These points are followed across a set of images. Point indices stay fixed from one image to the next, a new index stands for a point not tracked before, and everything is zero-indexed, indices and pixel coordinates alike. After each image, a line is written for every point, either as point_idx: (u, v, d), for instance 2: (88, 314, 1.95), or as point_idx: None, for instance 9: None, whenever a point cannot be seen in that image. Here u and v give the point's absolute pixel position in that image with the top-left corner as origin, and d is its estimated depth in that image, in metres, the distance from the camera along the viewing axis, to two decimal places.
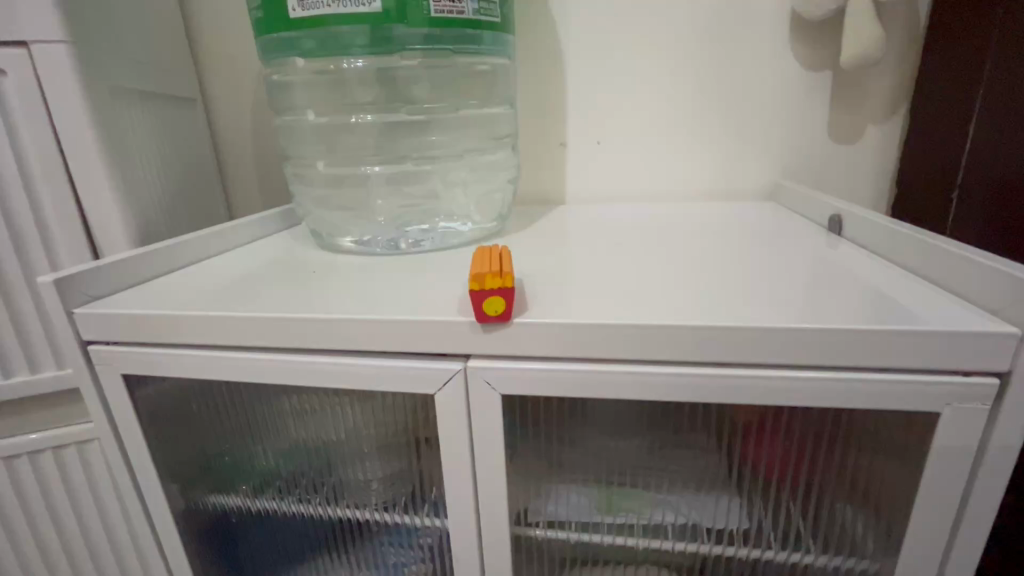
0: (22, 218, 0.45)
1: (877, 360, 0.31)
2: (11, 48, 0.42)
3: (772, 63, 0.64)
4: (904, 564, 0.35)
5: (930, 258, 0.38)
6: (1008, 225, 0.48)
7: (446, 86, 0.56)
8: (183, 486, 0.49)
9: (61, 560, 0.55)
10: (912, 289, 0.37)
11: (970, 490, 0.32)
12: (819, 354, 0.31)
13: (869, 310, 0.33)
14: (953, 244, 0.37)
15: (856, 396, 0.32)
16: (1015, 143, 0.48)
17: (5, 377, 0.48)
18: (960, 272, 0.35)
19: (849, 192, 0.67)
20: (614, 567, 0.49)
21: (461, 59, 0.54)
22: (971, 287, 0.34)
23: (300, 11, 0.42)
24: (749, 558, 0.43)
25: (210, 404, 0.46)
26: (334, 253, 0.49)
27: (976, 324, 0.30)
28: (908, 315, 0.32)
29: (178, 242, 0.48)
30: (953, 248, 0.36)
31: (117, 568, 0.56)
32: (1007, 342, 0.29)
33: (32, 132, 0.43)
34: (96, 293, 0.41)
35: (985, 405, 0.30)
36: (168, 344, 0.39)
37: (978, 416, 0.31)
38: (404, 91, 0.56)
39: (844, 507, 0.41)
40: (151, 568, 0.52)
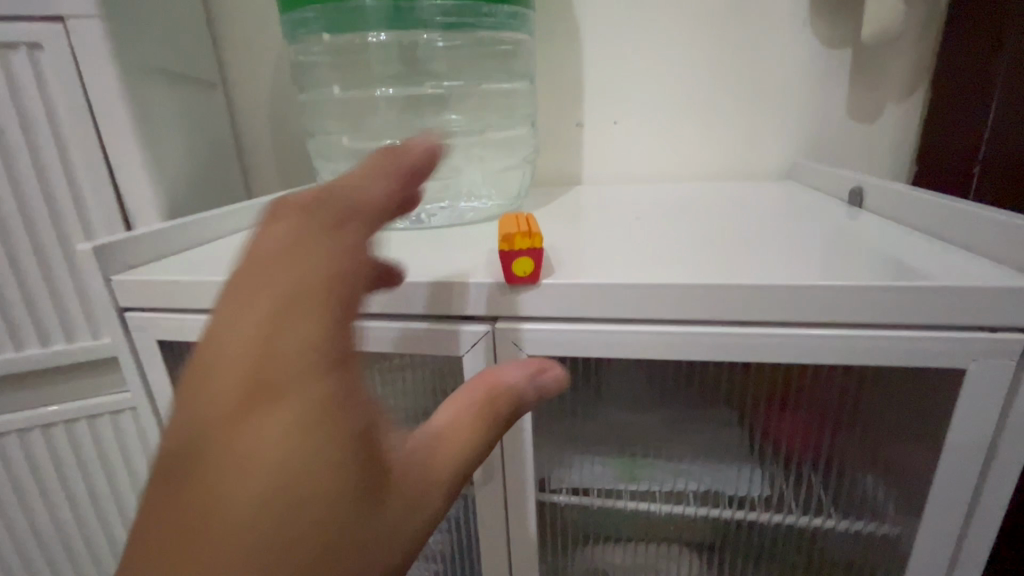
0: (59, 191, 0.47)
1: (902, 317, 0.31)
2: (44, 22, 0.42)
3: (790, 40, 0.64)
4: (927, 523, 0.35)
5: (954, 223, 0.38)
6: None
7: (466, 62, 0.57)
8: None
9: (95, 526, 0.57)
10: (939, 254, 0.37)
11: (995, 449, 0.32)
12: (846, 313, 0.32)
13: (892, 271, 0.34)
14: (976, 207, 0.38)
15: (882, 355, 0.32)
16: None
17: (45, 346, 0.50)
18: (986, 233, 0.35)
19: (868, 170, 0.67)
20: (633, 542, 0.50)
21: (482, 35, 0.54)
22: (999, 247, 0.34)
23: None
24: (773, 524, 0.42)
25: None
26: None
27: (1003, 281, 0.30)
28: (931, 274, 0.33)
29: (207, 217, 0.50)
30: (976, 211, 0.37)
31: None
32: None
33: (66, 106, 0.44)
34: (130, 263, 0.42)
35: (1012, 362, 0.30)
36: (203, 310, 0.40)
37: (1004, 374, 0.31)
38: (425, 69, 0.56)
39: (865, 476, 0.42)
40: None
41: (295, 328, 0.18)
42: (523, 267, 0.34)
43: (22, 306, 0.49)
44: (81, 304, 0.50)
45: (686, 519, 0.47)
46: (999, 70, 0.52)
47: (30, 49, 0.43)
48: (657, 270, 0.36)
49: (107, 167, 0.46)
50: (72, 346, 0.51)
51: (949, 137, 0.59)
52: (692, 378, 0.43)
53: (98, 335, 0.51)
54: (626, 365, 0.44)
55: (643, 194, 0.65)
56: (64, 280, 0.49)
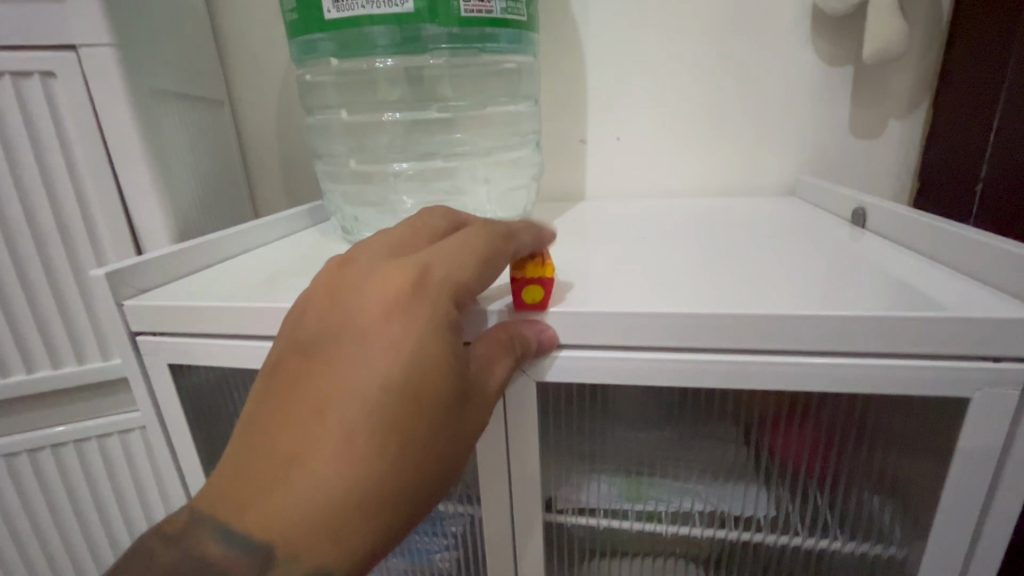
0: (70, 215, 0.47)
1: (907, 345, 0.32)
2: (58, 51, 0.43)
3: (792, 58, 0.64)
4: (933, 547, 0.35)
5: (954, 246, 0.39)
6: None
7: (471, 84, 0.57)
8: None
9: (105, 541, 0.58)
10: (943, 279, 0.37)
11: (1000, 476, 0.33)
12: (850, 341, 0.32)
13: (896, 298, 0.34)
14: (973, 232, 0.38)
15: (886, 382, 0.33)
16: None
17: (54, 366, 0.51)
18: (985, 257, 0.36)
19: (871, 186, 0.68)
20: (640, 558, 0.50)
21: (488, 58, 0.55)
22: (999, 274, 0.35)
23: (334, 13, 0.44)
24: (778, 546, 0.43)
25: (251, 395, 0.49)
26: None
27: (1005, 310, 0.31)
28: (934, 302, 0.33)
29: (215, 239, 0.50)
30: (974, 236, 0.37)
31: None
32: None
33: (78, 131, 0.45)
34: (141, 288, 0.43)
35: (1015, 390, 0.31)
36: (213, 335, 0.41)
37: (1008, 401, 0.31)
38: (431, 91, 0.57)
39: (872, 497, 0.41)
40: None
41: (443, 270, 0.32)
42: (532, 297, 0.35)
43: (32, 328, 0.49)
44: (92, 326, 0.51)
45: (691, 539, 0.47)
46: (999, 91, 0.53)
47: (44, 76, 0.44)
48: (664, 295, 0.37)
49: (118, 191, 0.47)
50: (84, 366, 0.52)
51: (952, 155, 0.59)
52: (699, 398, 0.44)
53: (109, 355, 0.52)
54: (628, 391, 0.44)
55: (647, 211, 0.66)
56: (75, 302, 0.50)
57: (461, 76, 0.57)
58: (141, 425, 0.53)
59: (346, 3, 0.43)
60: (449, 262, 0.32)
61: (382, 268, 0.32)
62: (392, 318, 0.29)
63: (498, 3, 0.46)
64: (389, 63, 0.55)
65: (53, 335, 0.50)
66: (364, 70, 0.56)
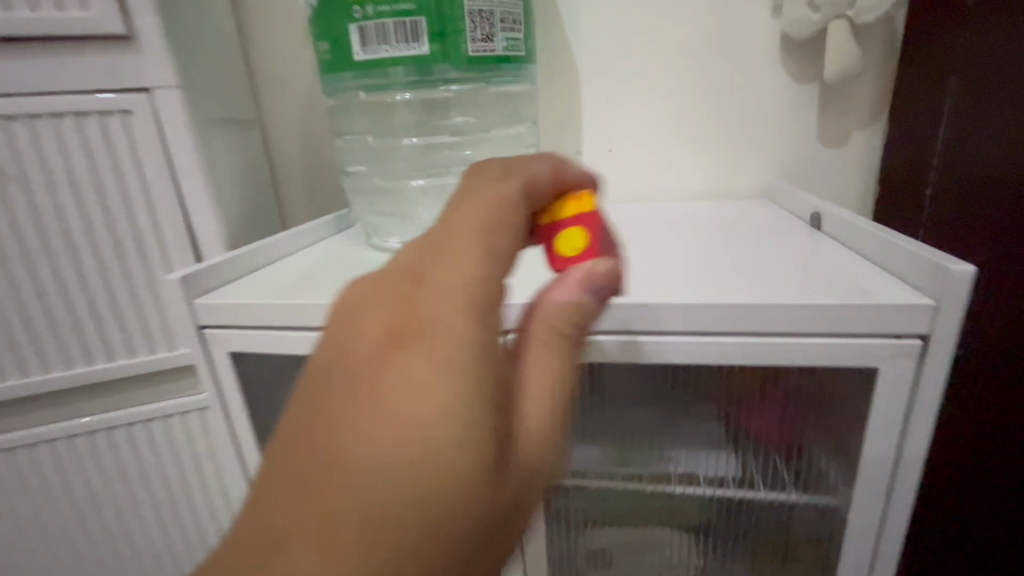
0: (142, 229, 0.56)
1: (837, 328, 0.38)
2: (135, 94, 0.52)
3: (764, 77, 0.72)
4: (858, 497, 0.43)
5: (877, 244, 0.46)
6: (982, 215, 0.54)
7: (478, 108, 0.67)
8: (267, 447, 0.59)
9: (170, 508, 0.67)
10: (868, 273, 0.44)
11: (904, 435, 0.40)
12: (785, 325, 0.39)
13: (822, 288, 0.41)
14: (891, 231, 0.46)
15: (817, 361, 0.40)
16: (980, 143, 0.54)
17: (129, 355, 0.59)
18: (896, 252, 0.42)
19: (840, 190, 0.75)
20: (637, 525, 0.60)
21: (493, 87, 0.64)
22: (905, 266, 0.41)
23: (364, 55, 0.52)
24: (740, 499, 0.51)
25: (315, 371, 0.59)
26: (380, 252, 0.58)
27: (902, 298, 0.37)
28: (852, 292, 0.40)
29: (261, 247, 0.58)
30: (889, 235, 0.44)
31: (213, 517, 0.68)
32: (923, 312, 0.36)
33: (151, 160, 0.54)
34: (202, 291, 0.51)
35: (910, 361, 0.38)
36: (268, 331, 0.49)
37: (905, 374, 0.38)
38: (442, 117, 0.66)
39: (821, 458, 0.49)
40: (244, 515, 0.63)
41: (442, 301, 0.26)
42: (573, 237, 0.32)
43: (109, 324, 0.58)
44: (160, 322, 0.59)
45: (673, 498, 0.56)
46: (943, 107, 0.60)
47: (122, 114, 0.52)
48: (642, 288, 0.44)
49: (180, 208, 0.55)
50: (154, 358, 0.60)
51: (906, 164, 0.66)
52: (680, 379, 0.52)
53: (173, 348, 0.60)
54: (619, 371, 0.52)
55: (636, 215, 0.73)
56: (146, 303, 0.58)
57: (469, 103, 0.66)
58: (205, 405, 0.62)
59: (374, 48, 0.52)
60: (457, 284, 0.26)
61: (382, 305, 0.27)
62: (417, 353, 0.25)
63: (500, 43, 0.54)
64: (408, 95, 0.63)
65: (127, 331, 0.59)
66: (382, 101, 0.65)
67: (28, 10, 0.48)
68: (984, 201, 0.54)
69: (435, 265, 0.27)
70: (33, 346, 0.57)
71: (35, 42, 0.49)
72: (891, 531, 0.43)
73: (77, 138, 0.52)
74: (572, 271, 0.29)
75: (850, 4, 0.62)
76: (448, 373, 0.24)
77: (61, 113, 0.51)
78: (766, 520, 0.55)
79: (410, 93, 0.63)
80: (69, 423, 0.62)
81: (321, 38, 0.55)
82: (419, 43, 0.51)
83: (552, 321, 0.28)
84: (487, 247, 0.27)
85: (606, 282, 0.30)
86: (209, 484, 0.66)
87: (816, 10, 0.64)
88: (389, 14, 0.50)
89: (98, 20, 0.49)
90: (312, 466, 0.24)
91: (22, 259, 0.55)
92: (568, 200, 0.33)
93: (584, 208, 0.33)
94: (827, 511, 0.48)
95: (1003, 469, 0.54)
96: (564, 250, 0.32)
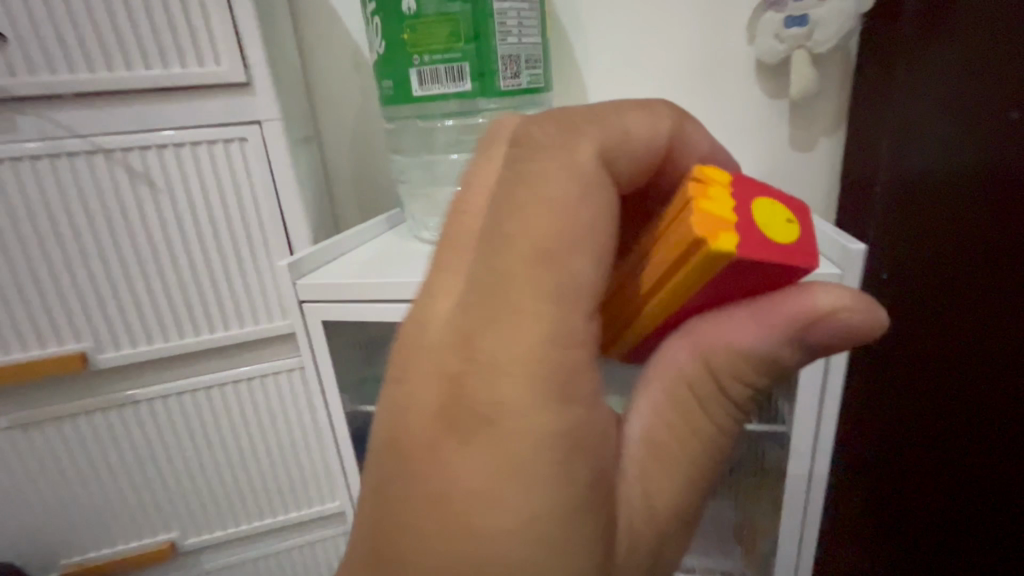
0: (239, 233, 0.69)
1: None
2: (250, 125, 0.65)
3: (745, 94, 0.83)
4: (802, 413, 0.58)
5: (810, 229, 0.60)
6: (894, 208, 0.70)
7: None
8: (345, 400, 0.74)
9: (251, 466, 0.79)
10: None
11: (828, 368, 0.56)
12: None
13: None
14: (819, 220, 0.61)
15: None
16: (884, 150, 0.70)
17: (239, 325, 0.72)
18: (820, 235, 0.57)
19: (812, 188, 0.87)
20: None
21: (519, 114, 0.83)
22: (825, 245, 0.56)
23: (420, 91, 0.67)
24: None
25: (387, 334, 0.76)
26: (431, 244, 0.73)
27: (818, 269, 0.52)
28: None
29: (337, 242, 0.72)
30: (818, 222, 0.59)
31: (288, 471, 0.81)
32: (832, 278, 0.51)
33: (261, 177, 0.67)
34: (300, 273, 0.66)
35: None
36: (351, 301, 0.64)
37: None
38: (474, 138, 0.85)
39: (777, 396, 0.67)
40: (325, 456, 0.79)
41: (507, 354, 0.27)
42: (767, 219, 0.26)
43: (222, 305, 0.71)
44: (262, 296, 0.71)
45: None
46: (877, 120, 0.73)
47: (240, 141, 0.66)
48: None
49: (277, 214, 0.69)
50: (258, 326, 0.72)
51: (851, 166, 0.80)
52: None
53: (274, 318, 0.72)
54: None
55: None
56: (253, 278, 0.70)
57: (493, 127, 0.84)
58: (299, 366, 0.74)
59: (428, 86, 0.67)
60: (523, 364, 0.27)
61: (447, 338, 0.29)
62: (503, 397, 0.27)
63: (525, 79, 0.69)
64: (449, 123, 0.85)
65: (226, 314, 0.71)
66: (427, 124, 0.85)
67: (170, 66, 0.62)
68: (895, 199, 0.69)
69: (499, 288, 0.28)
70: (156, 330, 0.70)
71: (175, 89, 0.62)
72: (825, 438, 0.59)
73: (206, 161, 0.66)
74: (781, 309, 0.28)
75: (807, 37, 0.75)
76: (519, 444, 0.26)
77: (197, 142, 0.64)
78: (739, 446, 0.75)
79: (450, 119, 0.84)
80: (183, 382, 0.73)
81: (383, 78, 0.70)
82: (463, 81, 0.66)
83: (704, 352, 0.29)
84: (559, 287, 0.27)
85: (856, 321, 0.27)
86: (287, 440, 0.79)
87: (782, 41, 0.77)
88: (440, 62, 0.65)
89: (227, 71, 0.63)
90: (412, 488, 0.28)
91: (153, 257, 0.68)
92: (702, 193, 0.27)
93: (722, 189, 0.27)
94: (778, 436, 0.68)
95: (895, 394, 0.73)
96: (775, 235, 0.26)
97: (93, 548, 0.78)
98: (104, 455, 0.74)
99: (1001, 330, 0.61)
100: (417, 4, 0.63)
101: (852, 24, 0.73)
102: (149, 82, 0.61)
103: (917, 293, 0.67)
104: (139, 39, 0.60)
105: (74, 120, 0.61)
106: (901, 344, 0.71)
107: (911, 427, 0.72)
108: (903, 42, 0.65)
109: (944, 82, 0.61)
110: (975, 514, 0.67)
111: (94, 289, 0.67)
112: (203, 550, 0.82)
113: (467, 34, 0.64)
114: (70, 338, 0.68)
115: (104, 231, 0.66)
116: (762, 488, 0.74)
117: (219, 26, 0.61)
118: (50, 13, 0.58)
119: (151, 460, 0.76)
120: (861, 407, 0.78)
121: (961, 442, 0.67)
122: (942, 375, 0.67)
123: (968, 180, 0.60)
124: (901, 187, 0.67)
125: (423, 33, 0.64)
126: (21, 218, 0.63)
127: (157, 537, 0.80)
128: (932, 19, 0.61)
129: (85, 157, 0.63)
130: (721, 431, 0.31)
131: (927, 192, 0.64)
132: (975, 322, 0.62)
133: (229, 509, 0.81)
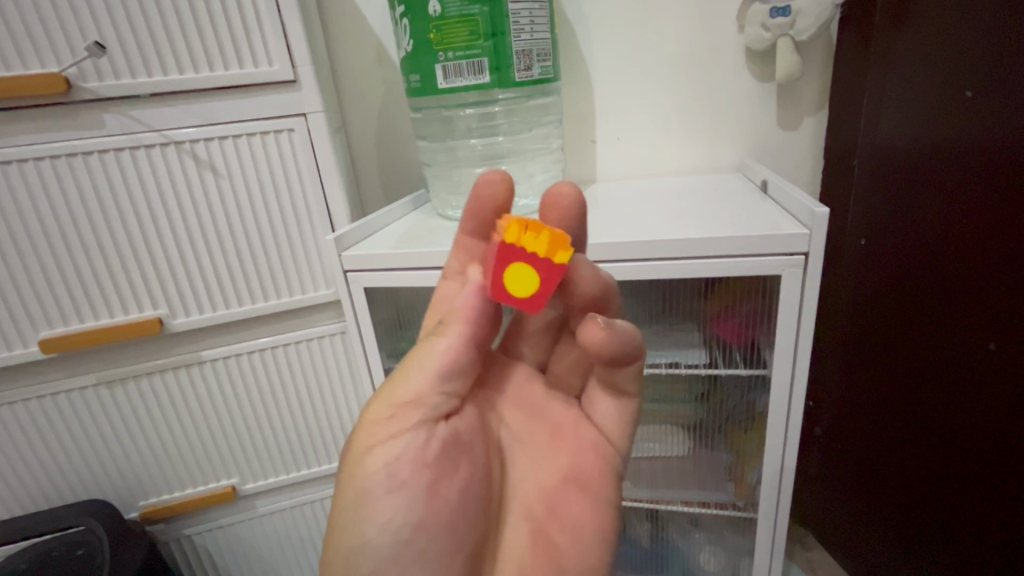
0: (289, 214, 0.79)
1: (757, 249, 0.62)
2: (298, 118, 0.75)
3: (738, 77, 0.90)
4: (781, 354, 0.68)
5: (784, 195, 0.71)
6: (897, 170, 0.77)
7: (521, 118, 0.96)
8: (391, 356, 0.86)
9: (302, 416, 0.92)
10: (780, 211, 0.69)
11: (802, 315, 0.65)
12: (729, 247, 0.63)
13: (751, 223, 0.66)
14: (789, 186, 0.71)
15: (749, 270, 0.64)
16: (873, 117, 0.80)
17: (294, 294, 0.83)
18: (792, 198, 0.68)
19: (800, 161, 0.94)
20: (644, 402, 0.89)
21: (533, 103, 0.93)
22: (796, 208, 0.66)
23: (445, 84, 0.76)
24: (710, 373, 0.79)
25: (418, 301, 0.86)
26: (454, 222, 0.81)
27: (792, 230, 0.62)
28: (769, 224, 0.65)
29: (370, 219, 0.79)
30: (791, 188, 0.69)
31: (335, 422, 0.93)
32: (802, 238, 0.61)
33: (308, 164, 0.77)
34: (343, 247, 0.73)
35: (799, 269, 0.63)
36: (387, 269, 0.71)
37: (797, 275, 0.63)
38: (492, 125, 0.96)
39: (762, 343, 0.77)
40: None
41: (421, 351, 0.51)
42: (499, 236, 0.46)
43: (274, 275, 0.82)
44: (311, 269, 0.83)
45: (672, 376, 0.86)
46: (865, 92, 0.80)
47: (288, 131, 0.75)
48: (632, 236, 0.66)
49: (321, 198, 0.79)
50: (308, 294, 0.84)
51: (840, 140, 0.87)
52: (675, 293, 0.82)
53: (320, 288, 0.84)
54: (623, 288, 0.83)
55: (641, 186, 0.93)
56: (301, 253, 0.81)
57: (510, 116, 0.96)
58: (345, 330, 0.86)
59: (452, 80, 0.75)
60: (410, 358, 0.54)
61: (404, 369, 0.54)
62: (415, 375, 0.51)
63: (536, 70, 0.77)
64: (469, 112, 0.94)
65: (281, 285, 0.82)
66: (446, 115, 0.94)
67: (226, 68, 0.71)
68: (897, 165, 0.77)
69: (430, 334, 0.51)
70: (218, 299, 0.81)
71: (235, 87, 0.71)
72: (799, 377, 0.69)
73: (260, 150, 0.75)
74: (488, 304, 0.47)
75: (790, 27, 0.82)
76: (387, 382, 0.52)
77: (252, 133, 0.74)
78: (732, 397, 0.85)
79: (472, 109, 0.94)
80: (241, 344, 0.85)
81: (411, 73, 0.79)
82: (482, 75, 0.74)
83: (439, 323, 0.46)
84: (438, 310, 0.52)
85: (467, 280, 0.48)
86: (329, 397, 0.91)
87: (768, 30, 0.83)
88: (462, 58, 0.74)
89: (278, 71, 0.72)
90: None
91: (215, 236, 0.78)
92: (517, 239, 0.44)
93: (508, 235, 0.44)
94: (761, 381, 0.78)
95: (914, 333, 0.79)
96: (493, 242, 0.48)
97: (165, 492, 0.92)
98: (175, 411, 0.87)
99: (948, 270, 0.72)
100: (442, 6, 0.72)
101: (830, 13, 0.80)
102: (210, 81, 0.70)
103: (881, 244, 0.82)
104: (203, 46, 0.69)
105: (150, 116, 0.71)
106: (865, 282, 0.86)
107: (927, 361, 0.77)
108: (878, 30, 0.77)
109: (915, 69, 0.72)
110: (903, 429, 0.83)
111: (167, 265, 0.78)
112: (258, 494, 0.96)
113: (486, 32, 0.73)
114: (148, 305, 0.79)
115: (175, 215, 0.76)
116: (749, 434, 0.84)
117: (271, 30, 0.70)
118: (128, 25, 0.67)
119: (213, 413, 0.89)
120: (881, 355, 0.85)
121: (902, 377, 0.82)
122: (891, 315, 0.82)
123: (929, 157, 0.72)
124: (871, 155, 0.81)
125: (446, 32, 0.73)
126: (106, 204, 0.74)
127: (220, 483, 0.93)
128: (907, 13, 0.72)
129: (160, 148, 0.73)
130: (433, 337, 0.45)
131: (895, 161, 0.77)
132: (930, 264, 0.74)
133: (279, 461, 0.94)
